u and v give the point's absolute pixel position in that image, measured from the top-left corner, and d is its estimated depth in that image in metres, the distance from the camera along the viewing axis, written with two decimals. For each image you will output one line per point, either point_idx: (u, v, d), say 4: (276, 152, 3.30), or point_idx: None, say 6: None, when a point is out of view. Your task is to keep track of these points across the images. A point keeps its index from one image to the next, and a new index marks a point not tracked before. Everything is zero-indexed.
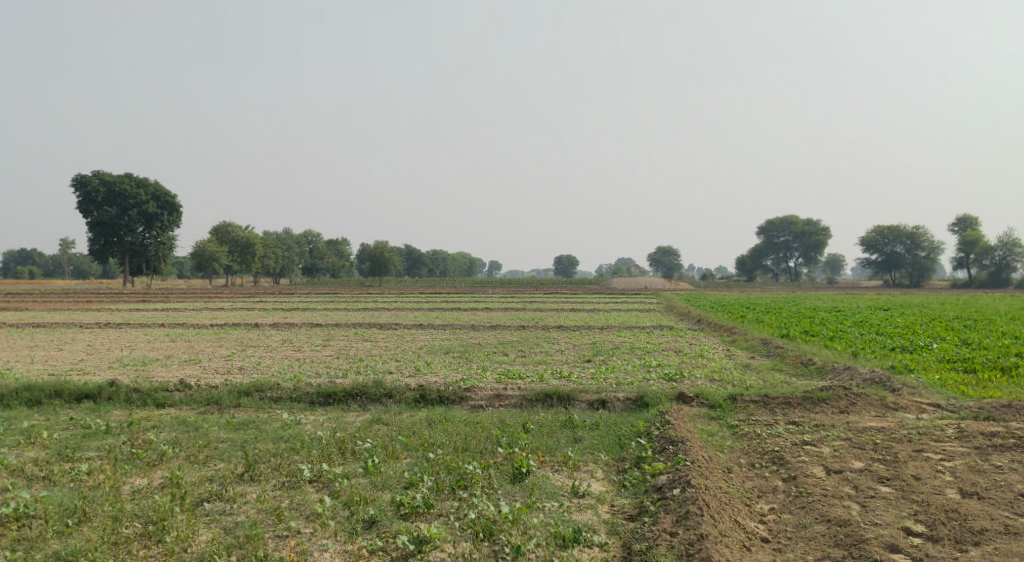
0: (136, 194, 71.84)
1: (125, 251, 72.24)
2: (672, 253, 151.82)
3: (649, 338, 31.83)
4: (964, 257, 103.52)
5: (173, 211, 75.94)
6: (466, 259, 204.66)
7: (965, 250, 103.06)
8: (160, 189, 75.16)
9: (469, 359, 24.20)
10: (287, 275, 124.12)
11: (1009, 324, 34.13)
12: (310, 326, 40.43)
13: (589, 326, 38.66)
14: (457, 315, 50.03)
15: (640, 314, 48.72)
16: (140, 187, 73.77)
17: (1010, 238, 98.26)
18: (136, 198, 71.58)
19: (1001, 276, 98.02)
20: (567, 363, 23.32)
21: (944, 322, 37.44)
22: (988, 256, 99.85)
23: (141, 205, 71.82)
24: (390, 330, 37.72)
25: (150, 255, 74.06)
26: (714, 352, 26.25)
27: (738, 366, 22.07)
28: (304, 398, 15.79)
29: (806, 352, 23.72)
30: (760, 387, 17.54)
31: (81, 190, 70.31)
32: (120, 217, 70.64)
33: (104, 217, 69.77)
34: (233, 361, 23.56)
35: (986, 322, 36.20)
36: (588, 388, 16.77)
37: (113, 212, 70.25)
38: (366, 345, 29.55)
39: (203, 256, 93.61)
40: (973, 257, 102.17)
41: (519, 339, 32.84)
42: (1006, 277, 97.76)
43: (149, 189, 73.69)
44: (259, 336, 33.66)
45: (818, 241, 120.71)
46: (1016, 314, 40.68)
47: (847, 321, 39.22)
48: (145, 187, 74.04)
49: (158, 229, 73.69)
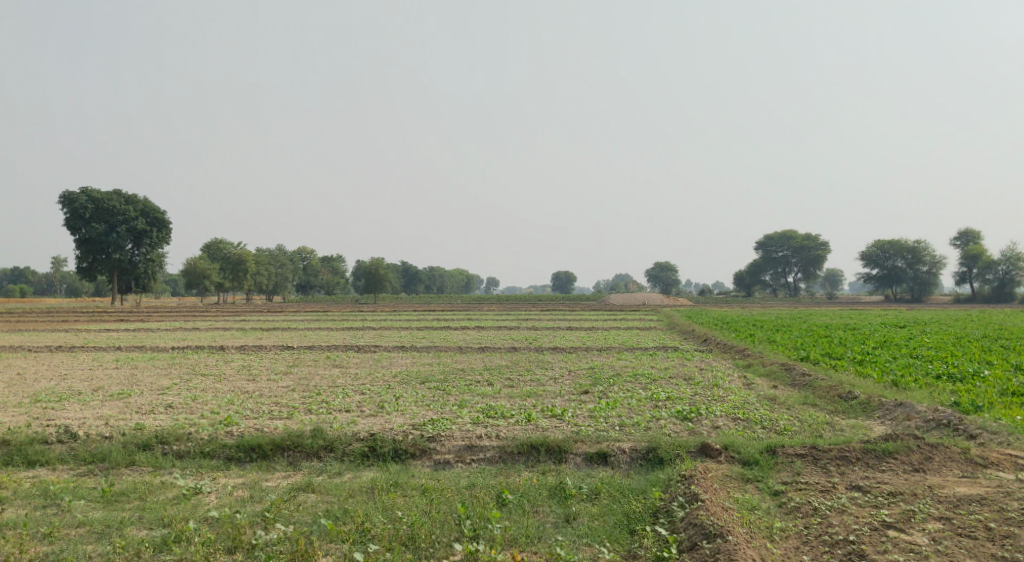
0: (125, 210, 68.39)
1: (113, 269, 68.71)
2: (671, 269, 148.63)
3: (654, 363, 28.28)
4: (967, 271, 100.15)
5: (163, 228, 72.37)
6: (463, 276, 201.64)
7: (967, 264, 99.75)
8: (148, 205, 71.66)
9: (447, 391, 20.70)
10: (279, 293, 120.47)
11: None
12: (282, 349, 36.79)
13: (586, 348, 35.05)
14: (445, 335, 46.45)
15: (642, 333, 45.15)
16: (130, 204, 70.20)
17: (1015, 252, 94.88)
18: (125, 215, 68.11)
19: (1004, 290, 94.91)
20: (562, 398, 19.75)
21: (975, 342, 33.81)
22: (992, 271, 96.55)
23: (130, 222, 68.36)
24: (368, 354, 34.08)
25: (138, 272, 70.58)
26: (731, 380, 22.74)
27: (764, 401, 18.52)
28: (219, 453, 12.36)
29: (841, 381, 20.09)
30: (799, 433, 14.03)
31: (68, 206, 66.76)
32: (109, 234, 67.16)
33: (91, 235, 66.25)
34: (167, 396, 19.98)
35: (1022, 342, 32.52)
36: (584, 436, 13.29)
37: (102, 229, 66.73)
38: (334, 373, 25.93)
39: (192, 273, 89.94)
40: (975, 271, 98.62)
41: (509, 363, 29.28)
42: (1009, 292, 94.59)
43: (138, 206, 70.15)
44: (218, 362, 30.00)
45: (818, 256, 117.44)
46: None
47: (869, 342, 35.47)
48: (135, 203, 70.53)
49: (147, 246, 70.25)
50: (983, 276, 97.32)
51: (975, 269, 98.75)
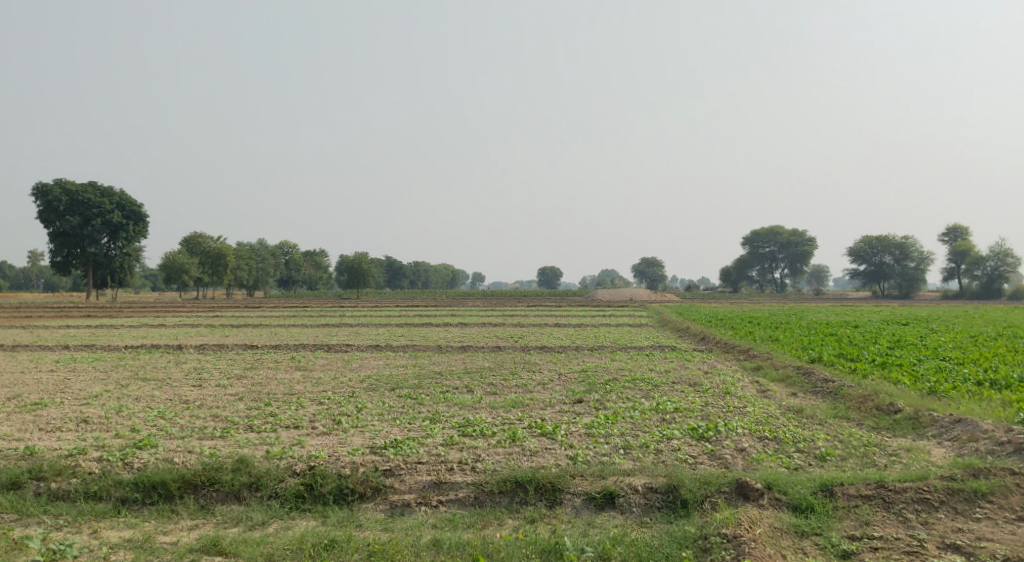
0: (101, 203, 64.85)
1: (88, 263, 65.11)
2: (657, 264, 146.27)
3: (651, 365, 25.51)
4: (955, 267, 98.09)
5: (141, 222, 68.74)
6: (449, 273, 199.00)
7: (955, 260, 97.66)
8: (125, 198, 68.12)
9: (420, 401, 17.89)
10: (260, 288, 116.94)
11: None
12: (245, 348, 33.70)
13: (576, 348, 32.37)
14: (424, 333, 43.54)
15: (634, 330, 42.49)
16: (106, 196, 66.67)
17: (1003, 248, 92.96)
18: (101, 208, 64.59)
19: (992, 286, 92.79)
20: (553, 409, 16.97)
21: (990, 342, 31.31)
22: (979, 267, 94.31)
23: (106, 215, 64.78)
24: (338, 354, 31.11)
25: (115, 266, 66.87)
26: (743, 387, 20.02)
27: (790, 414, 15.81)
28: (110, 494, 9.61)
29: (871, 391, 17.40)
30: (848, 464, 11.34)
31: (41, 198, 63.31)
32: (84, 227, 63.57)
33: (64, 228, 62.73)
34: (89, 407, 17.02)
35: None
36: (581, 469, 10.57)
37: (76, 222, 63.22)
38: (294, 377, 23.00)
39: (170, 268, 86.46)
40: (963, 267, 96.52)
41: (492, 365, 26.41)
42: (998, 288, 92.48)
43: (114, 198, 66.59)
44: (171, 364, 26.99)
45: (805, 252, 115.35)
46: None
47: (876, 342, 32.89)
48: (111, 196, 67.01)
49: (124, 240, 66.57)
50: (971, 272, 95.21)
51: (962, 266, 96.65)
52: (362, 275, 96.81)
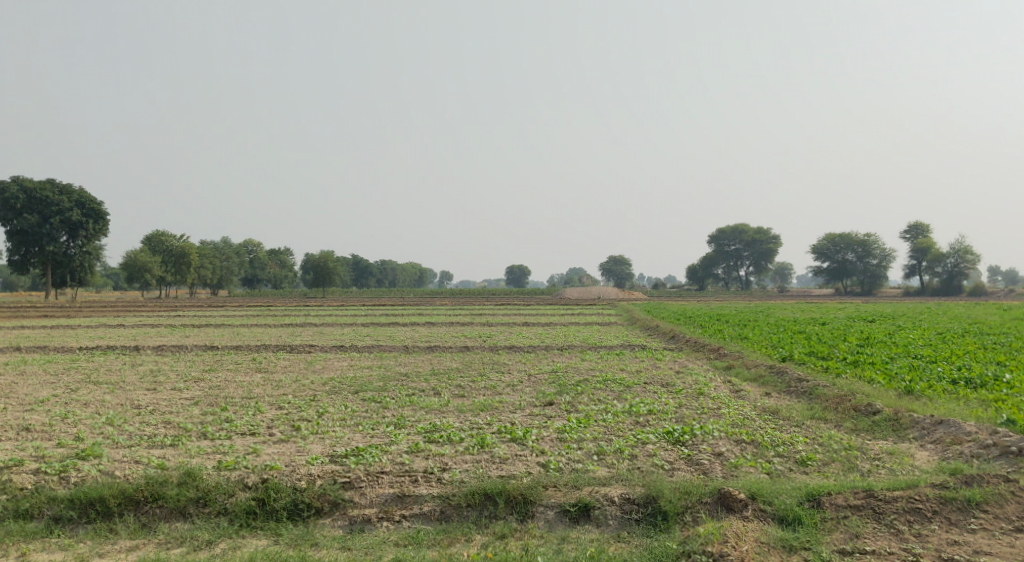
0: (60, 201, 63.08)
1: (47, 262, 63.20)
2: (625, 262, 146.54)
3: (621, 364, 25.04)
4: (916, 265, 99.22)
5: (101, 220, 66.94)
6: (417, 271, 197.93)
7: (917, 257, 98.72)
8: (85, 196, 66.29)
9: (385, 405, 17.20)
10: (225, 287, 114.93)
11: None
12: (205, 349, 32.72)
13: (545, 347, 31.85)
14: (390, 332, 42.76)
15: (603, 328, 42.09)
16: (65, 193, 64.86)
17: (963, 245, 94.17)
18: (60, 206, 62.80)
19: (953, 283, 93.87)
20: (523, 412, 16.39)
21: (955, 339, 31.35)
22: (939, 264, 95.25)
23: (65, 213, 63.01)
24: (300, 355, 30.27)
25: (74, 265, 65.03)
26: (716, 388, 19.60)
27: (767, 415, 15.38)
28: (43, 513, 8.97)
29: (847, 390, 17.05)
30: (831, 472, 10.91)
31: None
32: (42, 226, 61.75)
33: (22, 226, 60.81)
34: (32, 414, 16.06)
35: (1006, 342, 30.10)
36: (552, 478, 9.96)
37: (34, 220, 61.38)
38: (254, 380, 22.16)
39: (132, 266, 84.56)
40: (924, 264, 97.58)
41: (459, 366, 25.77)
42: (958, 285, 93.56)
43: (74, 196, 64.80)
44: (126, 366, 25.98)
45: (769, 250, 116.22)
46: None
47: (845, 339, 32.76)
48: (71, 193, 65.21)
49: (84, 238, 64.77)
50: (931, 269, 96.23)
51: (923, 263, 97.71)
52: (328, 274, 95.54)
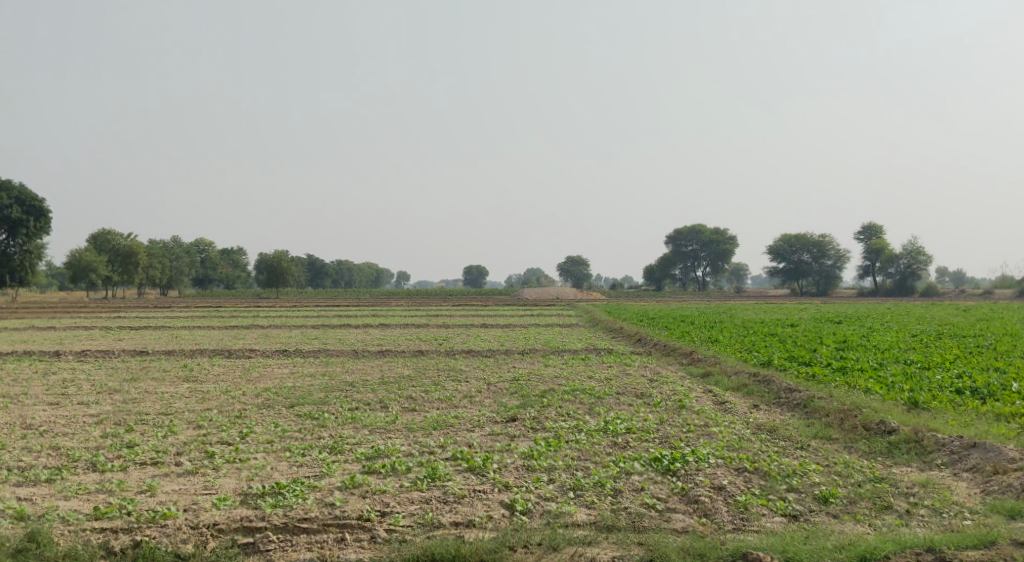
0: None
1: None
2: (582, 262, 144.95)
3: (589, 371, 22.89)
4: (870, 265, 99.06)
5: (40, 217, 62.69)
6: (373, 272, 194.32)
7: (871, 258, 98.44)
8: (25, 192, 61.90)
9: (323, 423, 14.77)
10: (174, 288, 110.65)
11: (1008, 351, 26.84)
12: (134, 355, 29.75)
13: (505, 351, 29.63)
14: (341, 335, 40.11)
15: (564, 331, 39.99)
16: (3, 190, 60.28)
17: (915, 246, 94.16)
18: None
19: (906, 283, 93.81)
20: (483, 432, 14.11)
21: (926, 341, 29.94)
22: (893, 265, 95.14)
23: (6, 211, 58.76)
24: (238, 361, 27.51)
25: (14, 266, 60.53)
26: (698, 399, 17.55)
27: (763, 435, 13.34)
28: None
29: (850, 403, 15.08)
30: (865, 521, 8.99)
31: None
32: None
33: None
34: None
35: (980, 344, 28.77)
36: (487, 526, 8.89)
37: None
38: (179, 392, 19.48)
39: (76, 266, 80.20)
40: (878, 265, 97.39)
41: (412, 374, 23.40)
42: (911, 285, 93.63)
43: (13, 192, 60.31)
44: (37, 375, 23.00)
45: (726, 250, 115.58)
46: (990, 337, 33.58)
47: (815, 343, 31.15)
48: (9, 190, 60.62)
49: (24, 237, 60.65)
50: (885, 269, 95.95)
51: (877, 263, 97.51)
52: (282, 275, 92.13)
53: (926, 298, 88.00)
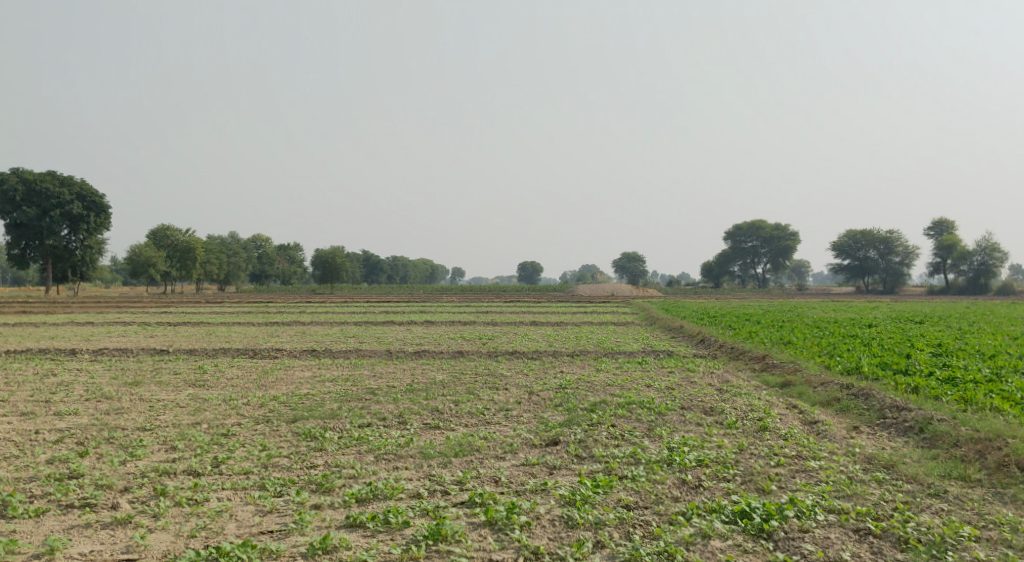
0: (60, 193, 55.94)
1: (47, 257, 56.09)
2: (638, 259, 140.73)
3: (649, 379, 19.81)
4: (940, 262, 93.06)
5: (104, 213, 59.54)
6: (428, 268, 192.51)
7: (941, 255, 92.60)
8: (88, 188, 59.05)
9: (321, 446, 12.02)
10: (231, 284, 109.79)
11: None
12: (154, 355, 27.52)
13: (553, 353, 26.66)
14: (380, 333, 37.55)
15: (618, 330, 36.69)
16: (65, 186, 57.61)
17: (990, 242, 88.21)
18: (60, 197, 55.67)
19: (979, 282, 87.84)
20: (515, 462, 11.19)
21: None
22: (966, 262, 89.21)
23: (65, 206, 55.89)
24: (259, 362, 24.97)
25: (76, 261, 57.86)
26: (783, 419, 14.33)
27: (881, 475, 10.17)
28: None
29: (983, 428, 11.79)
30: None
31: None
32: (42, 220, 54.79)
33: (21, 219, 53.74)
34: None
35: None
36: None
37: (34, 212, 54.39)
38: (175, 401, 16.91)
39: (135, 261, 79.38)
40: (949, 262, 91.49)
41: (447, 379, 20.58)
42: (985, 283, 87.61)
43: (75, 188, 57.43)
44: (38, 378, 20.74)
45: (788, 245, 110.38)
46: None
47: (898, 347, 27.36)
48: (71, 185, 57.81)
49: (86, 232, 57.53)
50: (957, 266, 90.13)
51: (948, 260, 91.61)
52: (336, 270, 90.26)
53: (1003, 297, 82.09)
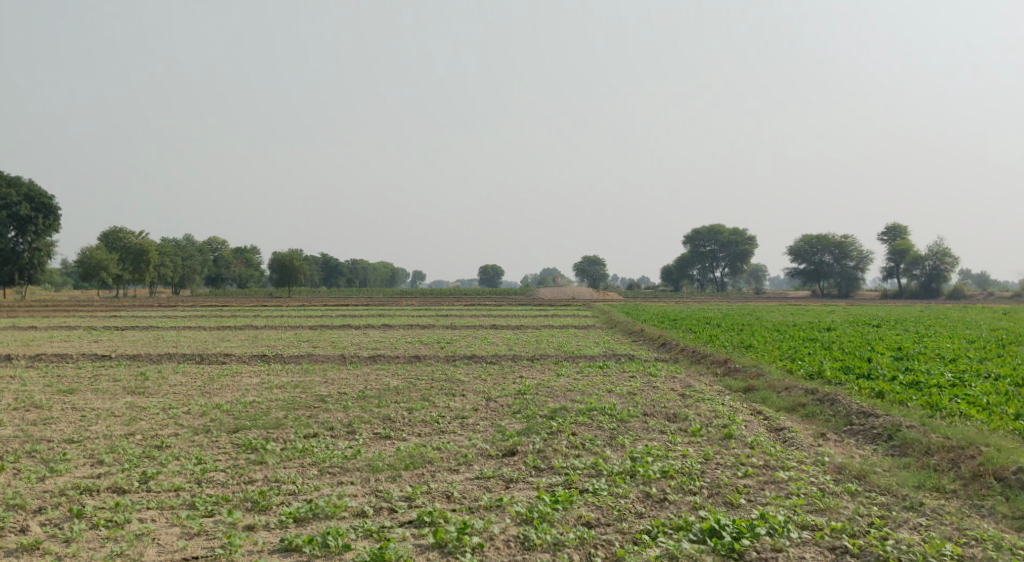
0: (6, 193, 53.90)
1: None
2: (598, 262, 140.85)
3: (610, 384, 19.25)
4: (893, 267, 94.29)
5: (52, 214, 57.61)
6: (388, 271, 190.82)
7: (895, 259, 93.84)
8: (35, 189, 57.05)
9: (261, 459, 11.23)
10: (185, 287, 107.37)
11: None
12: (96, 360, 26.31)
13: (512, 357, 26.03)
14: (336, 337, 36.61)
15: (578, 333, 36.16)
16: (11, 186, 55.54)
17: (941, 247, 89.53)
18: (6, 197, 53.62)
19: (931, 286, 89.09)
20: (469, 475, 10.50)
21: (986, 351, 25.94)
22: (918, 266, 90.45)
23: (12, 207, 53.89)
24: (206, 368, 23.93)
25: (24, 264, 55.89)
26: (748, 425, 13.84)
27: (854, 485, 9.69)
28: None
29: (954, 434, 11.38)
30: None
31: None
32: None
33: None
34: None
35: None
36: None
37: None
38: (110, 409, 15.91)
39: (85, 263, 77.18)
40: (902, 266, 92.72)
41: (401, 385, 19.81)
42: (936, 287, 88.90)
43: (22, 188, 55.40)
44: None
45: (746, 249, 111.12)
46: None
47: (857, 351, 27.21)
48: (18, 185, 55.78)
49: (34, 234, 55.60)
50: (909, 271, 91.35)
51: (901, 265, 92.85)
52: (293, 273, 88.64)
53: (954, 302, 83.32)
